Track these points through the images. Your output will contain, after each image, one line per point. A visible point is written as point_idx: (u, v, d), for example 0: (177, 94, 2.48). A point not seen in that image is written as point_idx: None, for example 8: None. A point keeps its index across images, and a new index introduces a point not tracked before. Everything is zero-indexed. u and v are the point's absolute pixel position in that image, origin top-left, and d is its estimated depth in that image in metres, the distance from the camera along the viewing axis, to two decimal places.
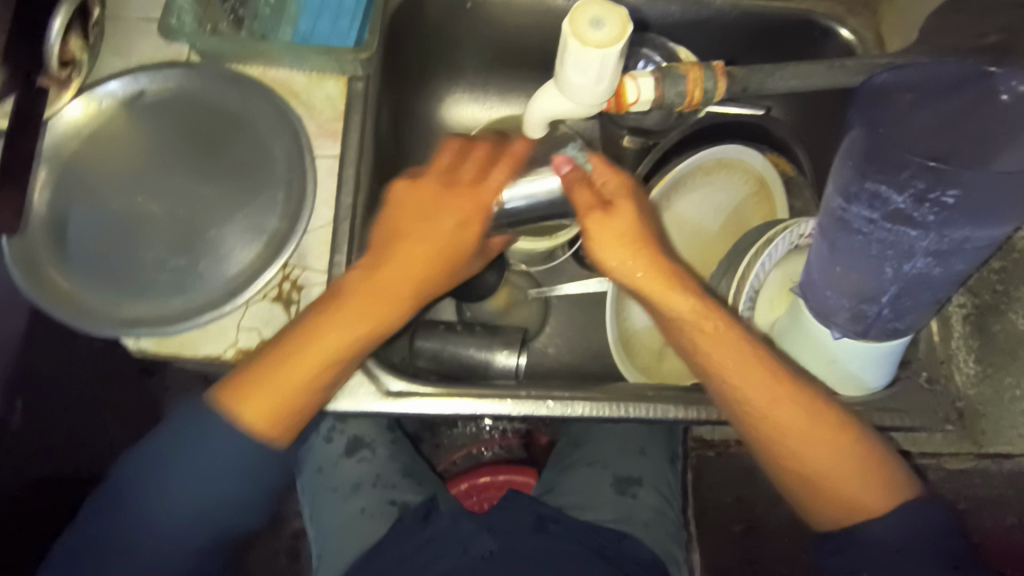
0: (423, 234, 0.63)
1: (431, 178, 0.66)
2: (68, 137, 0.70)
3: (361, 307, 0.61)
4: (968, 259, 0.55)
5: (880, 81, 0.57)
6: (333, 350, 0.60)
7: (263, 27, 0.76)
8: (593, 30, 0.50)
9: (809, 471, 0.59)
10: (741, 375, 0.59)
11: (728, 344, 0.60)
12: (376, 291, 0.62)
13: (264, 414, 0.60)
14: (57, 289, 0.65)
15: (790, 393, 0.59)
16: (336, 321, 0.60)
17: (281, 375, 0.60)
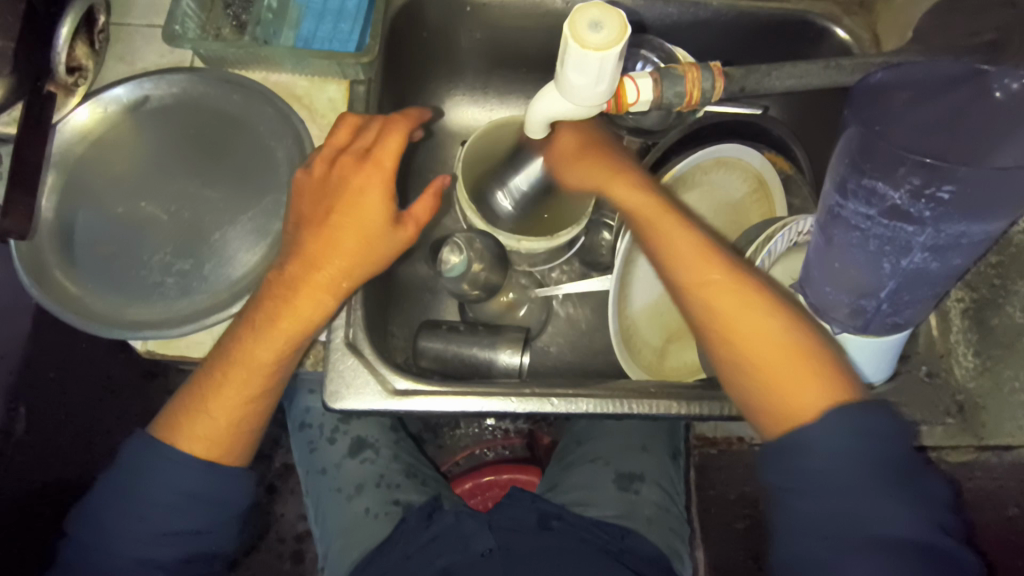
0: (320, 254, 0.63)
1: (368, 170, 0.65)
2: (74, 143, 0.70)
3: (274, 331, 0.63)
4: (966, 253, 0.56)
5: (875, 79, 0.56)
6: (260, 357, 0.63)
7: (265, 31, 0.76)
8: (591, 32, 0.51)
9: (754, 367, 0.56)
10: (716, 306, 0.58)
11: (718, 285, 0.60)
12: (290, 293, 0.64)
13: (208, 441, 0.64)
14: (65, 293, 0.66)
15: (756, 309, 0.58)
16: (255, 352, 0.63)
17: (208, 412, 0.64)
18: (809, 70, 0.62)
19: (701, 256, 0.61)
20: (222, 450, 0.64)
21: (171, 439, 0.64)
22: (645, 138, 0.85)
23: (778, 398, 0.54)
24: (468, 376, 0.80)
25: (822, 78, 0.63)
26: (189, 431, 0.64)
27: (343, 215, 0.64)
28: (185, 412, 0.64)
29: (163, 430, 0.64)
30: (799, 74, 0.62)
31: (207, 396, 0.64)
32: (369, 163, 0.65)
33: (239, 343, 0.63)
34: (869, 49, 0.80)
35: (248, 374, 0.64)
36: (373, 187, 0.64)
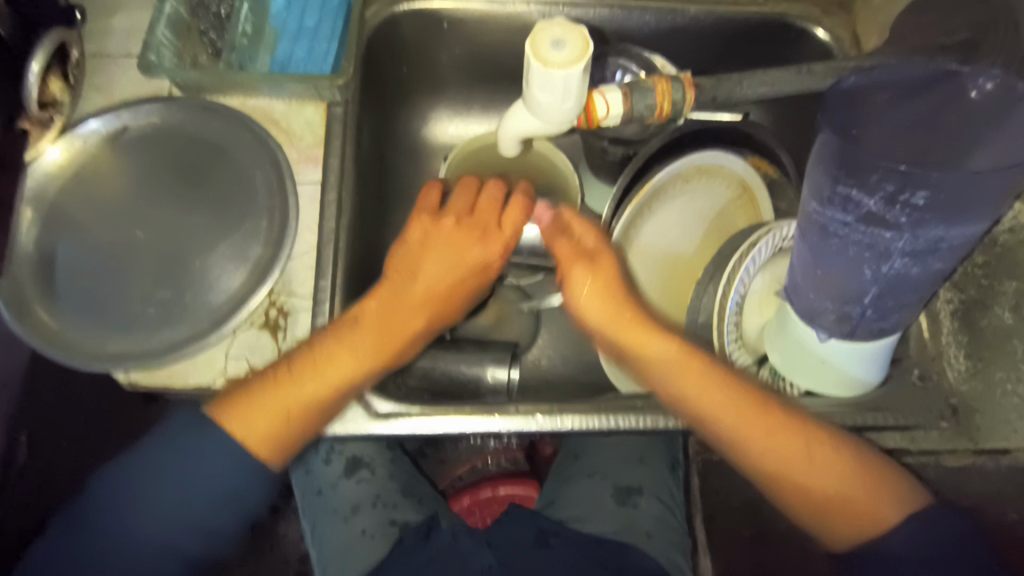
0: (396, 287, 0.68)
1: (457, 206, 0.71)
2: (52, 180, 0.71)
3: (354, 343, 0.65)
4: (946, 258, 0.55)
5: (850, 84, 0.53)
6: (342, 374, 0.64)
7: (241, 57, 0.77)
8: (554, 52, 0.51)
9: (810, 488, 0.62)
10: (763, 431, 0.63)
11: (712, 384, 0.64)
12: (387, 328, 0.67)
13: (260, 442, 0.63)
14: (46, 327, 0.66)
15: (783, 421, 0.63)
16: (327, 369, 0.64)
17: (264, 399, 0.62)
18: (782, 76, 0.62)
19: (712, 387, 0.64)
20: (264, 444, 0.63)
21: (222, 419, 0.62)
22: (625, 148, 0.82)
23: (843, 520, 0.61)
24: (459, 393, 0.80)
25: (796, 82, 0.62)
26: (238, 412, 0.62)
27: (404, 262, 0.70)
28: (247, 402, 0.62)
29: (220, 410, 0.62)
30: (770, 81, 0.62)
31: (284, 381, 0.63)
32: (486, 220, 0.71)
33: (314, 350, 0.64)
34: (850, 50, 0.79)
35: (315, 393, 0.63)
36: (466, 243, 0.70)
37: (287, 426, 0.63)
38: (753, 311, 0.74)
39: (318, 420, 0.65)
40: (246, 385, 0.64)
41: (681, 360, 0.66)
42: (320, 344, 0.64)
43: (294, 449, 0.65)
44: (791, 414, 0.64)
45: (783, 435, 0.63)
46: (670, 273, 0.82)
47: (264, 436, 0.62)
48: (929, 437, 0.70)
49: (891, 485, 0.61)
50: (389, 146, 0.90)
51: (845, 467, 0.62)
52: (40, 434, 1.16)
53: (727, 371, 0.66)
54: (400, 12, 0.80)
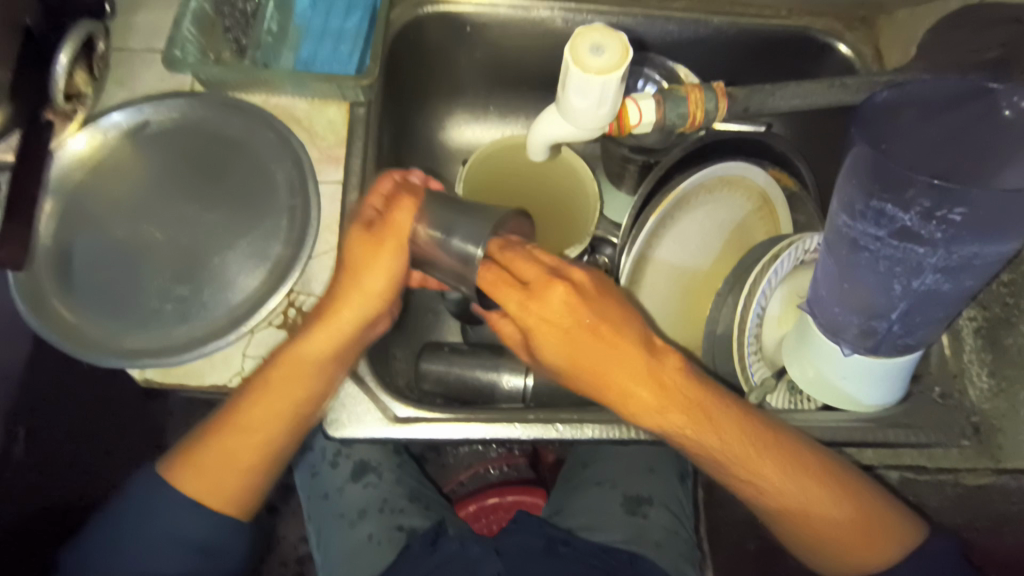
0: (324, 311, 0.63)
1: (355, 233, 0.63)
2: (73, 169, 0.70)
3: (277, 388, 0.63)
4: (978, 275, 0.55)
5: (881, 98, 0.55)
6: (264, 420, 0.63)
7: (265, 56, 0.77)
8: (593, 56, 0.52)
9: (823, 529, 0.62)
10: (783, 476, 0.61)
11: (707, 423, 0.60)
12: (291, 370, 0.63)
13: (206, 490, 0.63)
14: (63, 320, 0.65)
15: (803, 456, 0.62)
16: (262, 400, 0.63)
17: (209, 445, 0.64)
18: (815, 88, 0.62)
19: (678, 409, 0.59)
20: (219, 494, 0.63)
21: (175, 478, 0.63)
22: (646, 156, 0.82)
23: (837, 548, 0.62)
24: (473, 398, 0.79)
25: (829, 96, 0.62)
26: (187, 465, 0.63)
27: (337, 315, 0.63)
28: (192, 451, 0.64)
29: (168, 465, 0.64)
30: (805, 93, 0.62)
31: (214, 441, 0.64)
32: (379, 237, 0.62)
33: (235, 410, 0.63)
34: (872, 65, 0.80)
35: (256, 441, 0.64)
36: (366, 272, 0.62)
37: (233, 468, 0.64)
38: (772, 325, 0.74)
39: (271, 460, 0.65)
40: (179, 443, 0.66)
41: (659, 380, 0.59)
42: (234, 409, 0.63)
43: (251, 499, 0.66)
44: (800, 450, 0.62)
45: (797, 476, 0.61)
46: (688, 283, 0.81)
47: (206, 479, 0.63)
48: (948, 455, 0.70)
49: (893, 523, 0.62)
50: (408, 148, 0.89)
51: (858, 511, 0.61)
52: (39, 429, 1.16)
53: (718, 401, 0.60)
54: (423, 14, 0.80)
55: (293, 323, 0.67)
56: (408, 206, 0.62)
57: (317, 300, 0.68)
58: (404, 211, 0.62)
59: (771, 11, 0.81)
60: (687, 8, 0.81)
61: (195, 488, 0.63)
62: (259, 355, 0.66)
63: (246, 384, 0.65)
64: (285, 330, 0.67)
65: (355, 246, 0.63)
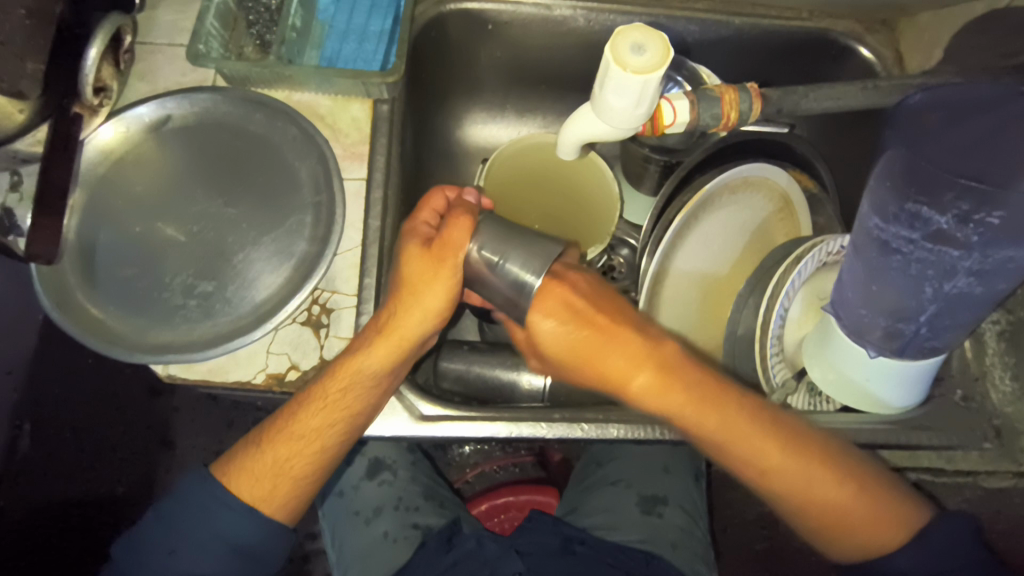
0: (383, 324, 0.62)
1: (411, 246, 0.62)
2: (97, 162, 0.70)
3: (333, 401, 0.62)
4: (1010, 279, 0.55)
5: (914, 101, 0.59)
6: (320, 431, 0.63)
7: (290, 51, 0.75)
8: (633, 55, 0.51)
9: (835, 512, 0.61)
10: (784, 459, 0.60)
11: (705, 406, 0.59)
12: (347, 384, 0.62)
13: (261, 497, 0.63)
14: (88, 315, 0.65)
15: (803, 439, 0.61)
16: (317, 412, 0.62)
17: (263, 453, 0.63)
18: (846, 90, 0.62)
19: (694, 400, 0.59)
20: (271, 502, 0.63)
21: (229, 483, 0.63)
22: (668, 156, 0.82)
23: (851, 534, 0.61)
24: (492, 397, 0.79)
25: (860, 98, 0.62)
26: (241, 472, 0.63)
27: (398, 329, 0.62)
28: (246, 456, 0.64)
29: (221, 471, 0.64)
30: (836, 95, 0.62)
31: (266, 450, 0.63)
32: (437, 253, 0.60)
33: (290, 422, 0.63)
34: (893, 68, 0.80)
35: (310, 452, 0.63)
36: (424, 288, 0.61)
37: (287, 477, 0.63)
38: (793, 326, 0.74)
39: (324, 469, 0.65)
40: (231, 450, 0.66)
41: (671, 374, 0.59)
42: (290, 418, 0.63)
43: (302, 505, 0.65)
44: (803, 433, 0.62)
45: (799, 458, 0.60)
46: (710, 283, 0.81)
47: (260, 487, 0.63)
48: (967, 457, 0.70)
49: (902, 507, 0.61)
50: (427, 146, 0.89)
51: (866, 493, 0.61)
52: (47, 425, 1.15)
53: (717, 384, 0.60)
54: (447, 11, 0.79)
55: (317, 320, 0.67)
56: (463, 224, 0.60)
57: (341, 298, 0.68)
58: (460, 228, 0.60)
59: (793, 13, 0.81)
60: (710, 8, 0.81)
61: (248, 495, 0.63)
62: (282, 352, 0.66)
63: (270, 381, 0.65)
64: (309, 327, 0.67)
65: (412, 261, 0.62)
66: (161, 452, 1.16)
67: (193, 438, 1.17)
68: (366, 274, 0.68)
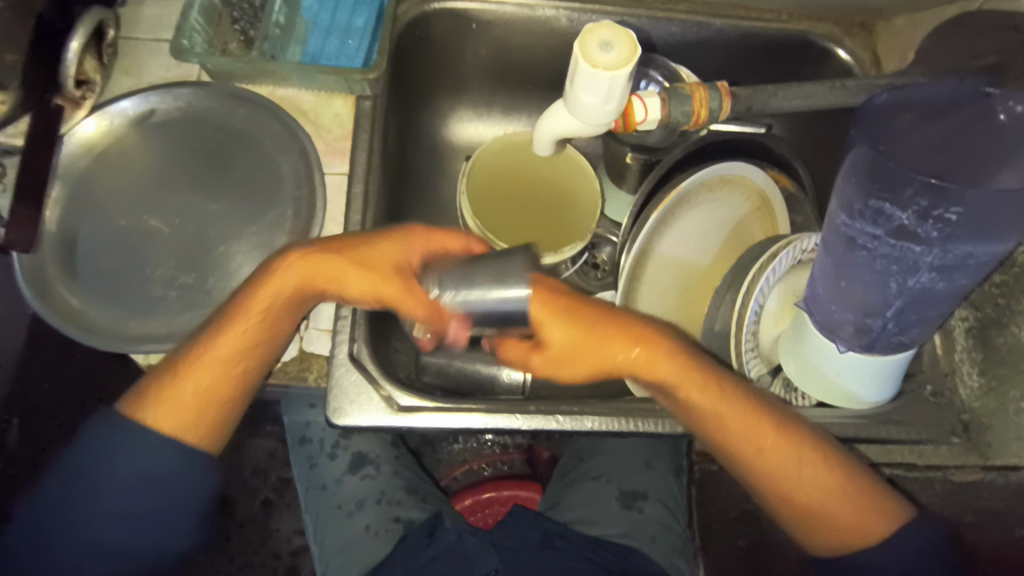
0: (318, 263, 0.62)
1: (378, 272, 0.61)
2: (79, 155, 0.70)
3: (262, 309, 0.62)
4: (971, 274, 0.56)
5: (881, 101, 0.60)
6: (233, 359, 0.63)
7: (273, 47, 0.76)
8: (602, 53, 0.53)
9: (811, 500, 0.63)
10: (773, 443, 0.62)
11: (705, 389, 0.62)
12: (271, 302, 0.62)
13: (175, 424, 0.62)
14: (68, 306, 0.66)
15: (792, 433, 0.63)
16: (236, 330, 0.62)
17: (180, 377, 0.62)
18: (815, 90, 0.63)
19: (694, 385, 0.62)
20: (186, 431, 0.63)
21: (142, 414, 0.62)
22: (648, 155, 0.83)
23: (823, 525, 0.63)
24: (473, 390, 0.80)
25: (830, 98, 0.63)
26: (153, 402, 0.62)
27: (330, 268, 0.62)
28: (164, 383, 0.62)
29: (134, 403, 0.63)
30: (805, 94, 0.63)
31: (183, 373, 0.62)
32: (403, 282, 0.60)
33: (204, 349, 0.62)
34: (870, 70, 0.82)
35: (223, 379, 0.63)
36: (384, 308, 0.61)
37: (211, 382, 0.63)
38: (769, 322, 0.75)
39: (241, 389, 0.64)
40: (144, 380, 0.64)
41: (683, 380, 0.62)
42: (207, 341, 0.62)
43: (222, 428, 0.65)
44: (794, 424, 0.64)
45: (785, 446, 0.63)
46: (688, 280, 0.82)
47: (173, 414, 0.62)
48: (937, 452, 0.71)
49: (881, 505, 0.62)
50: (412, 143, 0.90)
51: (845, 486, 0.63)
52: (35, 419, 1.15)
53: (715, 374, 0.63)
54: (430, 10, 0.80)
55: None
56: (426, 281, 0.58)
57: None
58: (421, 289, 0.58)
59: (772, 15, 0.83)
60: (691, 10, 0.82)
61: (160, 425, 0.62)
62: None
63: None
64: None
65: (375, 285, 0.61)
66: None
67: None
68: None
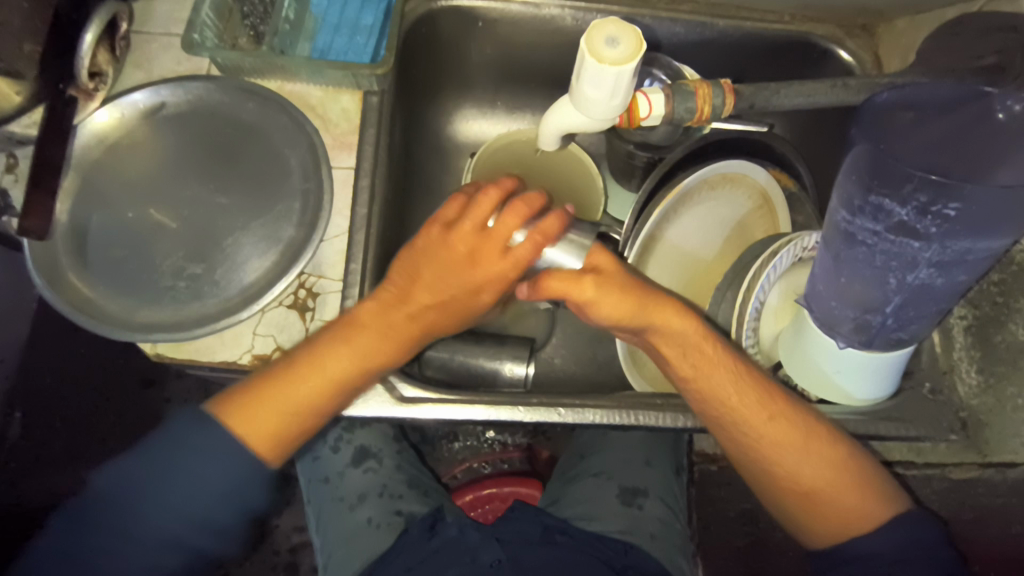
0: (424, 262, 0.63)
1: (480, 236, 0.62)
2: (91, 146, 0.71)
3: (381, 331, 0.63)
4: (969, 270, 0.57)
5: (882, 100, 0.59)
6: (339, 376, 0.62)
7: (282, 42, 0.79)
8: (608, 48, 0.53)
9: (809, 491, 0.62)
10: (766, 427, 0.62)
11: (713, 360, 0.63)
12: (388, 322, 0.63)
13: (262, 436, 0.61)
14: (78, 294, 0.66)
15: (786, 415, 0.63)
16: (350, 351, 0.62)
17: (279, 391, 0.61)
18: (817, 88, 0.64)
19: (695, 346, 0.63)
20: (263, 438, 0.61)
21: (226, 418, 0.60)
22: (652, 153, 0.84)
23: (822, 519, 0.62)
24: (475, 385, 0.80)
25: (831, 97, 0.64)
26: (243, 412, 0.60)
27: (447, 257, 0.62)
28: (246, 399, 0.61)
29: (219, 407, 0.61)
30: (807, 92, 0.64)
31: (281, 381, 0.61)
32: (495, 236, 0.62)
33: (315, 360, 0.62)
34: (872, 71, 0.83)
35: (315, 397, 0.62)
36: (482, 264, 0.62)
37: (300, 403, 0.61)
38: (770, 319, 0.76)
39: (326, 411, 0.63)
40: (228, 390, 0.62)
41: (695, 336, 0.63)
42: (319, 352, 0.62)
43: (292, 444, 0.64)
44: (790, 403, 0.64)
45: (782, 426, 0.62)
46: (690, 276, 0.83)
47: (260, 423, 0.61)
48: (936, 450, 0.72)
49: (879, 495, 0.62)
50: (418, 140, 0.91)
51: (843, 476, 0.62)
52: (39, 412, 1.16)
53: (723, 346, 0.64)
54: (437, 8, 0.81)
55: (303, 304, 0.68)
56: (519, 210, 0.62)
57: (328, 283, 0.69)
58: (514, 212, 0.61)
59: (774, 17, 0.84)
60: (694, 11, 0.84)
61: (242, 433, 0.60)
62: (269, 335, 0.67)
63: (257, 362, 0.67)
64: (295, 311, 0.68)
65: (498, 239, 0.62)
66: None
67: None
68: (352, 259, 0.70)
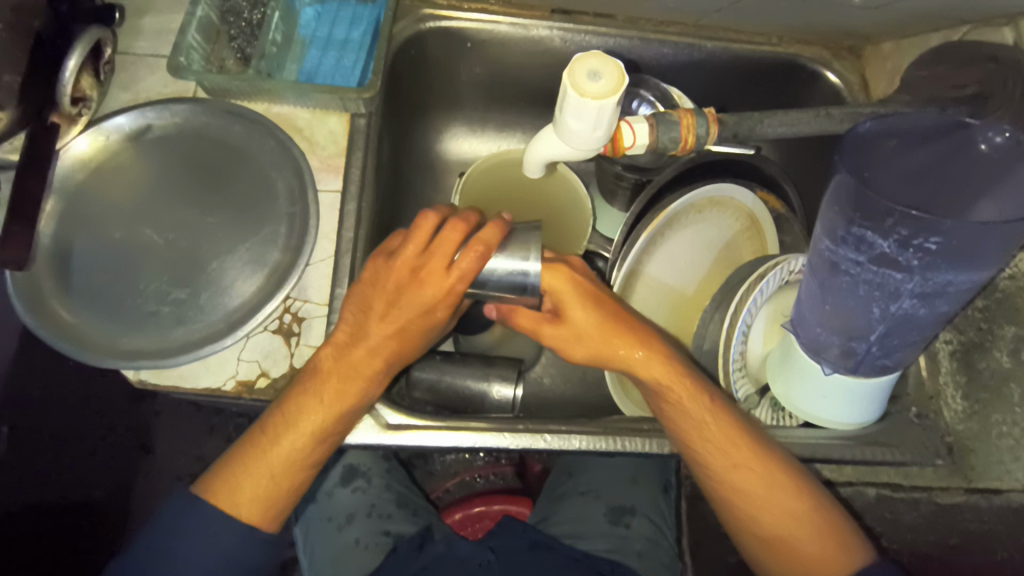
0: (383, 300, 0.62)
1: (427, 275, 0.60)
2: (75, 170, 0.71)
3: (343, 380, 0.63)
4: (951, 301, 0.57)
5: (864, 129, 0.57)
6: (317, 425, 0.62)
7: (269, 65, 0.77)
8: (591, 81, 0.54)
9: (778, 536, 0.63)
10: (732, 470, 0.64)
11: (690, 410, 0.64)
12: (345, 370, 0.63)
13: (251, 502, 0.61)
14: (60, 320, 0.66)
15: (756, 461, 0.64)
16: (328, 398, 0.62)
17: (256, 467, 0.62)
18: (801, 118, 0.64)
19: (675, 397, 0.64)
20: (247, 506, 0.61)
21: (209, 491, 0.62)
22: (640, 174, 0.84)
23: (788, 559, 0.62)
24: (463, 407, 0.79)
25: (815, 126, 0.64)
26: (224, 488, 0.61)
27: (395, 303, 0.62)
28: (224, 467, 0.63)
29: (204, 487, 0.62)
30: (789, 121, 0.64)
31: (269, 441, 0.62)
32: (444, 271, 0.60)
33: (265, 433, 0.62)
34: (859, 94, 0.84)
35: (292, 457, 0.62)
36: (426, 290, 0.61)
37: (276, 468, 0.62)
38: (758, 341, 0.75)
39: (303, 473, 0.64)
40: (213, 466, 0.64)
41: (668, 386, 0.64)
42: (272, 413, 0.63)
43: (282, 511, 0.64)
44: (762, 451, 0.64)
45: (747, 471, 0.63)
46: (678, 297, 0.83)
47: (246, 493, 0.61)
48: (923, 473, 0.71)
49: (846, 543, 0.61)
50: (406, 160, 0.91)
51: (812, 522, 0.62)
52: (26, 427, 1.15)
53: (702, 398, 0.65)
54: (426, 29, 0.82)
55: (288, 329, 0.68)
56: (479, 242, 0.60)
57: (312, 307, 0.69)
58: (470, 255, 0.59)
59: (762, 38, 0.84)
60: (683, 32, 0.84)
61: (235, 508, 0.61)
62: (253, 360, 0.67)
63: (240, 389, 0.66)
64: (280, 336, 0.68)
65: (439, 275, 0.60)
66: (139, 457, 1.15)
67: (170, 444, 1.16)
68: (337, 284, 0.69)
